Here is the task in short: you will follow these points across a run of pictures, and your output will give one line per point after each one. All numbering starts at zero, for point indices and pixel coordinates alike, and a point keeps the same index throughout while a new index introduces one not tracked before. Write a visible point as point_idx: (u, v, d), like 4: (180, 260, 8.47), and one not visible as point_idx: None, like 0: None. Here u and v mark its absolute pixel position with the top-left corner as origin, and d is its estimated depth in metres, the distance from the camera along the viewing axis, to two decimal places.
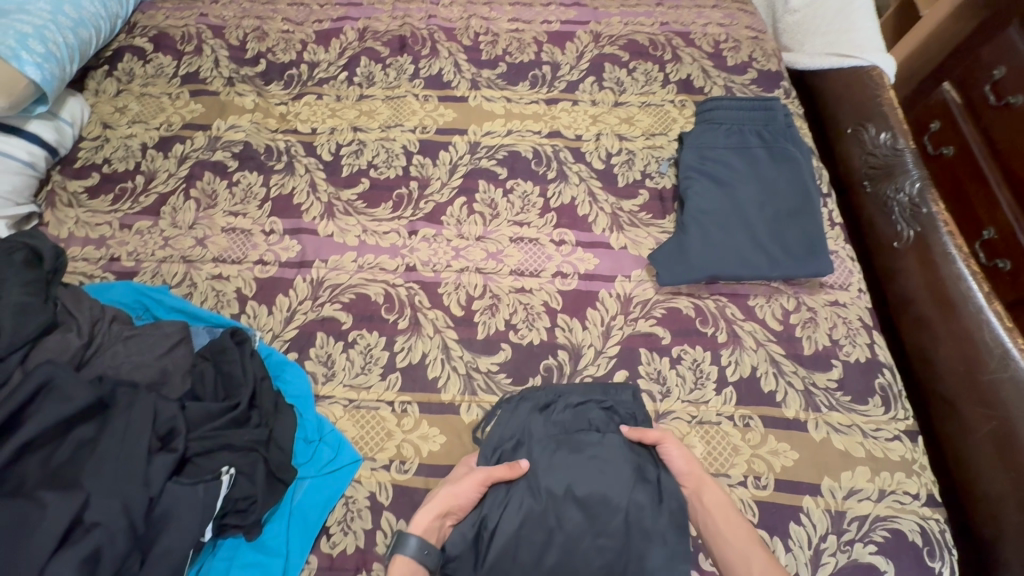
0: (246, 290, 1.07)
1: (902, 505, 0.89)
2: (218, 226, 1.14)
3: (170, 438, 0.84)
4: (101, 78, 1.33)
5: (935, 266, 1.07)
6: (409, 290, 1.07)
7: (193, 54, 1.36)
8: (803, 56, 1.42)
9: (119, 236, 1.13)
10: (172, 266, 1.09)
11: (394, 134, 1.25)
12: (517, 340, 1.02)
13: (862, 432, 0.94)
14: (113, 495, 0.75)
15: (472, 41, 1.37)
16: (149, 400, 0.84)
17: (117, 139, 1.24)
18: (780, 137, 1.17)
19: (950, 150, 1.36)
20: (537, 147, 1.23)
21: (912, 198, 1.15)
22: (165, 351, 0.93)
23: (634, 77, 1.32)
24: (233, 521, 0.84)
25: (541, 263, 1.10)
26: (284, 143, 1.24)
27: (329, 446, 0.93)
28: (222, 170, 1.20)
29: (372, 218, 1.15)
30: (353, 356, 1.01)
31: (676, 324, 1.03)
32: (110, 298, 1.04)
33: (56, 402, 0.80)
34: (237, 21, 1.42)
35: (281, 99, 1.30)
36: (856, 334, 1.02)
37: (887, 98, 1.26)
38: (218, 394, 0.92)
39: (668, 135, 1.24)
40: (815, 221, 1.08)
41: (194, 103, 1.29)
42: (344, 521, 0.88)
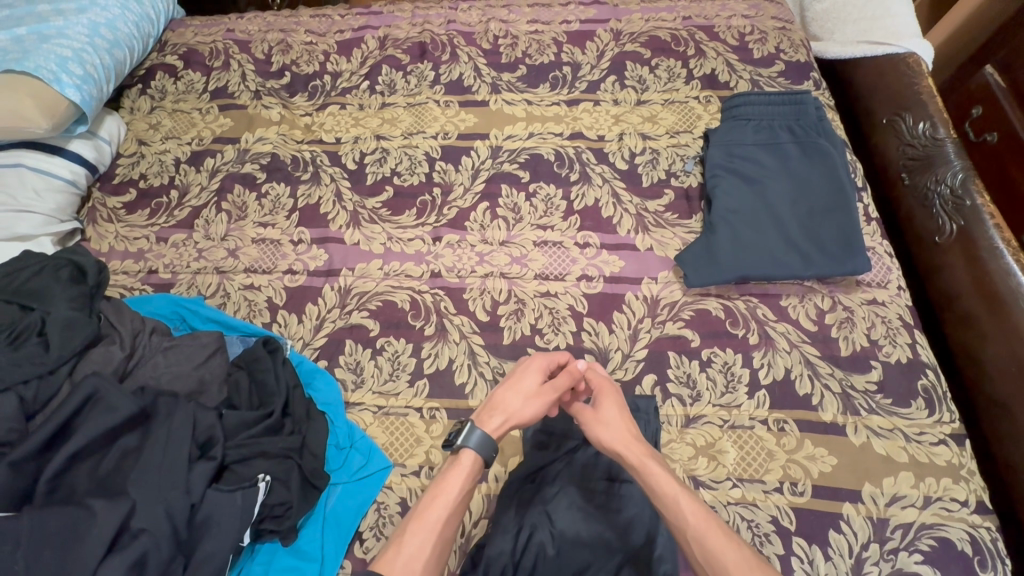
0: (277, 299, 1.09)
1: (949, 513, 0.85)
2: (249, 237, 1.17)
3: (209, 446, 0.86)
4: (136, 97, 1.38)
5: (981, 261, 1.02)
6: (435, 297, 1.07)
7: (221, 70, 1.40)
8: (833, 45, 1.37)
9: (156, 249, 1.17)
10: (206, 277, 1.13)
11: (416, 141, 1.26)
12: (543, 344, 1.02)
13: (904, 437, 0.91)
14: (157, 502, 0.78)
15: (491, 44, 1.37)
16: (189, 409, 0.87)
17: (152, 155, 1.29)
18: (811, 131, 1.14)
19: (994, 136, 1.28)
20: (559, 149, 1.22)
21: (954, 190, 1.10)
22: (202, 361, 0.96)
23: (656, 75, 1.30)
24: (270, 526, 0.86)
25: (566, 266, 1.09)
26: (309, 154, 1.26)
27: (360, 452, 0.95)
28: (251, 182, 1.23)
29: (396, 225, 1.16)
30: (381, 363, 1.02)
31: (705, 326, 1.01)
32: (148, 310, 1.07)
33: (103, 413, 0.84)
34: (262, 35, 1.45)
35: (306, 110, 1.33)
36: (897, 333, 0.99)
37: (926, 86, 1.21)
38: (252, 403, 0.94)
39: (693, 133, 1.22)
40: (851, 217, 1.04)
41: (223, 118, 1.33)
42: (376, 526, 0.89)
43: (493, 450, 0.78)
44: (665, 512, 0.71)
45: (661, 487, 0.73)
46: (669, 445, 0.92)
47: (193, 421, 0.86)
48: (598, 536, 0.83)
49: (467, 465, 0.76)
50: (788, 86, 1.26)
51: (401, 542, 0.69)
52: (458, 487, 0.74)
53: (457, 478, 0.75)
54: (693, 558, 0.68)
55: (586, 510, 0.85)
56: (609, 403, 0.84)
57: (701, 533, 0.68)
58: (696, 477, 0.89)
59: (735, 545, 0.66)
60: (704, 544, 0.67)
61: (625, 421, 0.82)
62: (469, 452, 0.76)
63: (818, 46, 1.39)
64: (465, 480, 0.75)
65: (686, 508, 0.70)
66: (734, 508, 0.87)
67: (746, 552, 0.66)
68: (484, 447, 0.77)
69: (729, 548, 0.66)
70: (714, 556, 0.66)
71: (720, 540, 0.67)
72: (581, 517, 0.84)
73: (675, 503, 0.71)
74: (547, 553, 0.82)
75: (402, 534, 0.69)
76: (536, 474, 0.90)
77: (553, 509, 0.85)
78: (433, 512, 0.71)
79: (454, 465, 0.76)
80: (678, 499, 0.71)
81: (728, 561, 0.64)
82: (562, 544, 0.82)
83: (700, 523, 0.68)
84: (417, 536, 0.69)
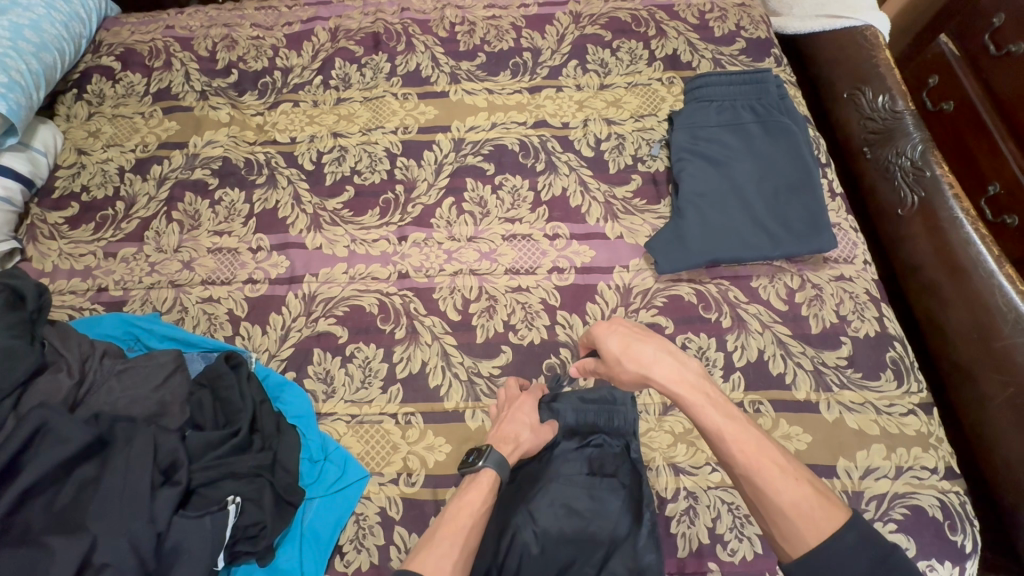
0: (239, 310, 1.05)
1: (920, 481, 0.88)
2: (204, 247, 1.11)
3: (172, 471, 0.83)
4: (71, 102, 1.29)
5: (941, 231, 1.04)
6: (404, 298, 1.04)
7: (162, 70, 1.32)
8: (792, 21, 1.35)
9: (105, 265, 1.10)
10: (161, 291, 1.07)
11: (375, 137, 1.21)
12: (517, 341, 1.00)
13: (875, 409, 0.92)
14: (120, 534, 0.75)
15: (448, 32, 1.33)
16: (148, 434, 0.83)
17: (93, 164, 1.21)
18: (774, 110, 1.13)
19: (949, 105, 1.29)
20: (523, 138, 1.19)
21: (914, 162, 1.11)
22: (161, 382, 0.91)
23: (618, 57, 1.27)
24: (244, 548, 0.83)
25: (536, 259, 1.07)
26: (263, 155, 1.20)
27: (335, 464, 0.92)
28: (202, 188, 1.17)
29: (359, 226, 1.12)
30: (352, 370, 0.99)
31: (678, 312, 1.01)
32: (99, 331, 1.02)
33: (54, 445, 0.80)
34: (205, 31, 1.37)
35: (257, 109, 1.26)
36: (864, 308, 1.00)
37: (883, 59, 1.22)
38: (218, 422, 0.90)
39: (658, 116, 1.20)
40: (816, 195, 1.04)
41: (168, 121, 1.26)
42: (357, 539, 0.87)
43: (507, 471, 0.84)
44: (718, 450, 0.73)
45: (714, 427, 0.73)
46: (649, 434, 0.92)
47: (153, 447, 0.82)
48: (580, 532, 0.82)
49: (485, 483, 0.82)
50: (749, 64, 1.25)
51: (430, 544, 0.73)
52: (480, 499, 0.79)
53: (479, 493, 0.80)
54: (745, 493, 0.71)
55: (565, 508, 0.84)
56: (636, 341, 0.82)
57: (753, 472, 0.70)
58: (675, 463, 0.90)
59: (789, 482, 0.69)
60: (755, 483, 0.69)
61: (644, 347, 0.81)
62: (488, 469, 0.82)
63: (778, 21, 1.37)
64: (486, 496, 0.80)
65: (738, 449, 0.71)
66: (715, 492, 0.87)
67: (800, 488, 0.68)
68: (501, 466, 0.83)
69: (782, 489, 0.68)
70: (767, 494, 0.68)
71: (772, 479, 0.69)
72: (562, 514, 0.84)
73: (724, 441, 0.72)
74: (529, 554, 0.81)
75: (431, 538, 0.74)
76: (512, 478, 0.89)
77: (534, 508, 0.84)
78: (460, 525, 0.75)
79: (474, 481, 0.82)
80: (727, 438, 0.72)
81: (783, 500, 0.67)
82: (544, 544, 0.81)
83: (750, 462, 0.70)
84: (445, 541, 0.73)
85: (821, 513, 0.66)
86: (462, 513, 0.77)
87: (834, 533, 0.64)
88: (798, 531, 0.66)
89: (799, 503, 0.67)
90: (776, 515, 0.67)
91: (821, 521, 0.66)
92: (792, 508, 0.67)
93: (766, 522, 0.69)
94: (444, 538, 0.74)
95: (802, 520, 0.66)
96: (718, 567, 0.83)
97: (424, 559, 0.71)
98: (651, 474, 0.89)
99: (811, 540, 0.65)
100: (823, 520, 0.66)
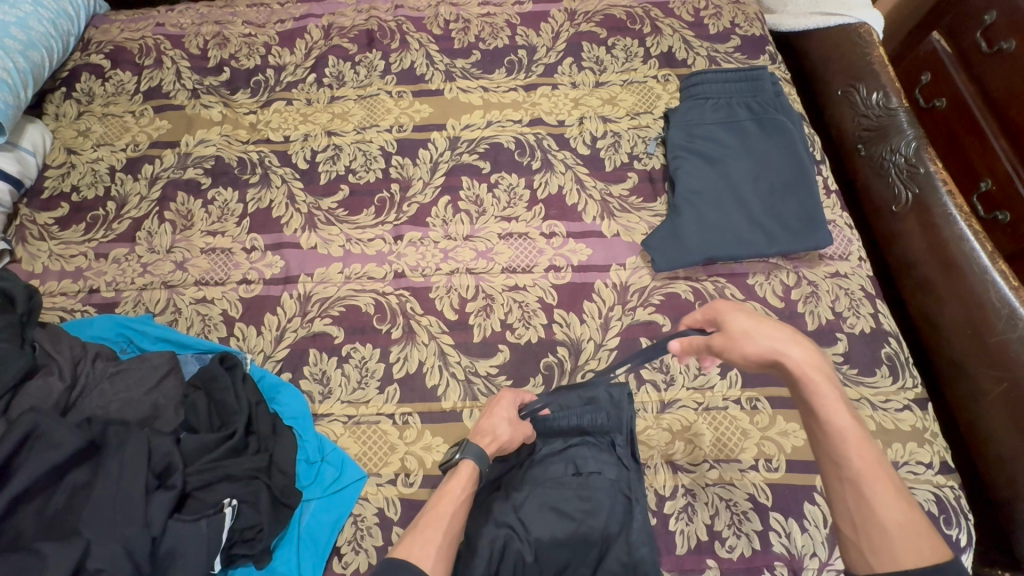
0: (233, 311, 1.04)
1: (915, 476, 0.88)
2: (197, 247, 1.10)
3: (167, 474, 0.82)
4: (60, 101, 1.27)
5: (936, 227, 1.04)
6: (400, 298, 1.04)
7: (153, 68, 1.30)
8: (786, 18, 1.37)
9: (96, 266, 1.09)
10: (154, 292, 1.06)
11: (369, 136, 1.20)
12: (514, 340, 1.00)
13: (870, 405, 0.93)
14: (114, 539, 0.74)
15: (442, 30, 1.32)
16: (142, 437, 0.82)
17: (83, 164, 1.19)
18: (769, 108, 1.13)
19: (942, 102, 1.30)
20: (518, 136, 1.18)
21: (908, 158, 1.11)
22: (155, 384, 0.91)
23: (614, 55, 1.27)
24: (240, 550, 0.82)
25: (533, 258, 1.07)
26: (256, 154, 1.19)
27: (332, 465, 0.91)
28: (195, 188, 1.16)
29: (355, 226, 1.11)
30: (348, 370, 0.98)
31: (675, 310, 1.01)
32: (91, 334, 1.00)
33: (46, 450, 0.79)
34: (196, 28, 1.36)
35: (249, 108, 1.25)
36: (859, 304, 1.00)
37: (877, 55, 1.22)
38: (212, 424, 0.89)
39: (653, 113, 1.20)
40: (812, 192, 1.05)
41: (159, 120, 1.24)
42: (355, 540, 0.86)
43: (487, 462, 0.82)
44: (829, 449, 0.66)
45: (837, 425, 0.66)
46: (646, 433, 0.93)
47: (148, 450, 0.81)
48: (577, 531, 0.82)
49: (466, 474, 0.80)
50: (744, 61, 1.25)
51: (412, 534, 0.72)
52: (460, 489, 0.78)
53: (459, 483, 0.79)
54: (840, 498, 0.65)
55: (563, 507, 0.84)
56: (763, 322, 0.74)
57: (864, 479, 0.63)
58: (673, 461, 0.90)
59: (900, 501, 0.62)
60: (862, 490, 0.63)
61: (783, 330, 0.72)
62: (467, 460, 0.81)
63: (772, 19, 1.40)
64: (465, 485, 0.79)
65: (854, 452, 0.64)
66: (713, 489, 0.88)
67: (912, 511, 0.61)
68: (480, 457, 0.82)
69: (889, 504, 0.61)
70: (871, 505, 0.62)
71: (884, 493, 0.62)
72: (560, 513, 0.84)
73: (842, 441, 0.65)
74: (527, 554, 0.81)
75: (413, 528, 0.73)
76: (511, 478, 0.89)
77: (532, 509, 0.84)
78: (440, 513, 0.75)
79: (454, 473, 0.81)
80: (850, 439, 0.65)
81: (887, 515, 0.61)
82: (542, 543, 0.81)
83: (865, 469, 0.63)
84: (428, 529, 0.72)
85: (930, 542, 0.59)
86: (442, 503, 0.76)
87: (940, 565, 0.57)
88: (897, 549, 0.59)
89: (907, 522, 0.60)
90: (877, 527, 0.61)
91: (931, 548, 0.59)
92: (897, 525, 0.60)
93: (858, 533, 0.63)
94: (426, 527, 0.73)
95: (906, 540, 0.59)
96: (717, 564, 0.83)
97: (407, 547, 0.70)
98: (649, 472, 0.89)
99: (909, 563, 0.58)
100: (928, 548, 0.59)
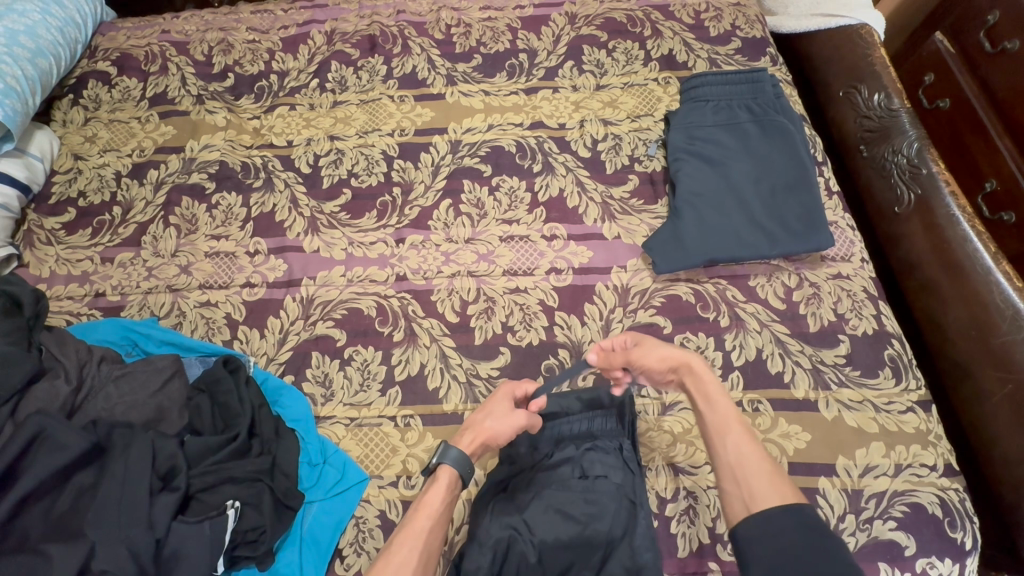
0: (236, 315, 1.05)
1: (919, 478, 0.88)
2: (202, 251, 1.11)
3: (171, 476, 0.82)
4: (68, 108, 1.29)
5: (938, 228, 1.04)
6: (402, 301, 1.04)
7: (158, 74, 1.32)
8: (786, 20, 1.38)
9: (102, 271, 1.10)
10: (158, 296, 1.07)
11: (371, 140, 1.21)
12: (516, 342, 1.00)
13: (873, 407, 0.92)
14: (118, 541, 0.75)
15: (444, 34, 1.33)
16: (146, 439, 0.83)
17: (90, 169, 1.21)
18: (770, 109, 1.13)
19: (946, 102, 1.30)
20: (520, 139, 1.19)
21: (910, 159, 1.11)
22: (159, 387, 0.91)
23: (614, 58, 1.27)
24: (243, 552, 0.83)
25: (534, 260, 1.07)
26: (260, 159, 1.20)
27: (334, 467, 0.92)
28: (200, 193, 1.17)
29: (357, 229, 1.12)
30: (350, 373, 0.99)
31: (676, 312, 1.01)
32: (97, 337, 1.01)
33: (52, 452, 0.80)
34: (201, 35, 1.37)
35: (253, 113, 1.26)
36: (862, 306, 1.00)
37: (879, 56, 1.21)
38: (216, 426, 0.90)
39: (654, 116, 1.20)
40: (813, 193, 1.05)
41: (165, 125, 1.26)
42: (357, 542, 0.87)
43: (470, 465, 0.82)
44: (712, 423, 0.73)
45: (718, 401, 0.74)
46: (647, 435, 0.93)
47: (152, 452, 0.82)
48: (579, 532, 0.82)
49: (446, 480, 0.80)
50: (745, 63, 1.25)
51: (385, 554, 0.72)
52: (439, 499, 0.78)
53: (438, 491, 0.78)
54: (722, 462, 0.69)
55: (564, 510, 0.84)
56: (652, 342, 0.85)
57: (741, 444, 0.69)
58: (675, 464, 0.90)
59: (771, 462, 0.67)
60: (741, 452, 0.68)
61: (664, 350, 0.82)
62: (446, 466, 0.80)
63: (773, 21, 1.40)
64: (446, 493, 0.78)
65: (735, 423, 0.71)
66: (715, 491, 0.87)
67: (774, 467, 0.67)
68: (459, 461, 0.81)
69: (760, 461, 0.67)
70: (748, 462, 0.67)
71: (755, 454, 0.68)
72: (559, 513, 0.83)
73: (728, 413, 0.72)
74: (528, 556, 0.81)
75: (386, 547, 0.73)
76: (512, 481, 0.89)
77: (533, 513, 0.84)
78: (418, 523, 0.75)
79: (435, 480, 0.80)
80: (728, 415, 0.72)
81: (762, 470, 0.66)
82: (543, 545, 0.81)
83: (744, 437, 0.69)
84: (403, 547, 0.72)
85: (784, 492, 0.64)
86: (419, 515, 0.76)
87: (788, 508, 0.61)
88: (766, 494, 0.63)
89: (764, 468, 0.66)
90: (746, 479, 0.65)
91: (787, 494, 0.63)
92: (764, 476, 0.65)
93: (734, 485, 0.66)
94: (402, 544, 0.73)
95: (770, 485, 0.64)
96: (718, 567, 0.83)
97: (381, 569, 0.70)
98: (651, 474, 0.89)
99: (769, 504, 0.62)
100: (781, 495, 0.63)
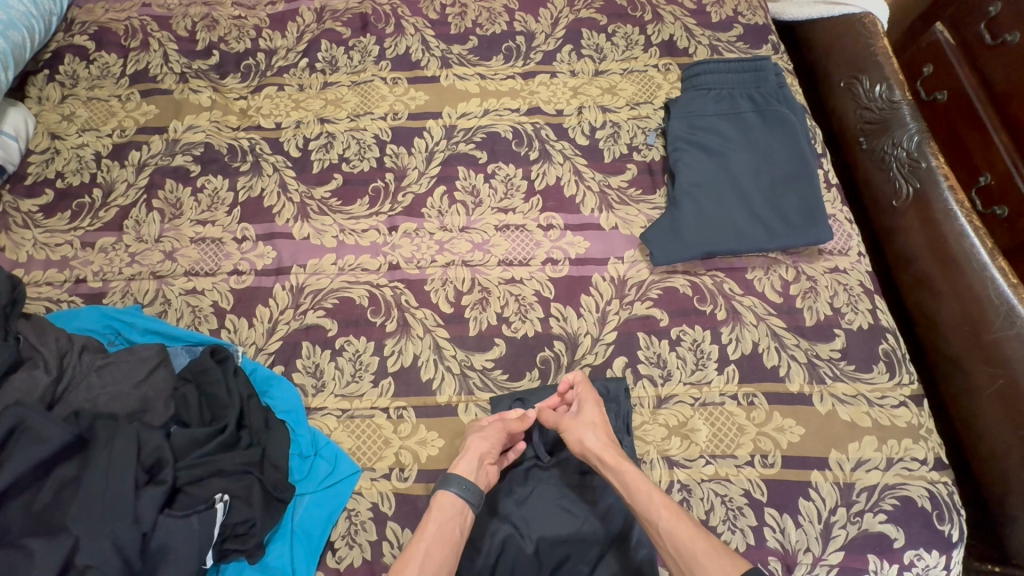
0: (224, 303, 1.02)
1: (910, 472, 0.88)
2: (187, 237, 1.08)
3: (157, 469, 0.80)
4: (43, 84, 1.23)
5: (936, 222, 1.03)
6: (395, 290, 1.02)
7: (139, 50, 1.26)
8: (790, 6, 1.35)
9: (82, 256, 1.06)
10: (142, 283, 1.04)
11: (363, 124, 1.17)
12: (510, 334, 0.99)
13: (867, 402, 0.93)
14: (103, 535, 0.73)
15: (438, 14, 1.28)
16: (130, 431, 0.81)
17: (68, 150, 1.16)
18: (772, 99, 1.12)
19: (944, 95, 1.29)
20: (516, 126, 1.16)
21: (910, 153, 1.10)
22: (144, 377, 0.89)
23: (614, 43, 1.24)
24: (233, 546, 0.81)
25: (530, 250, 1.05)
26: (247, 141, 1.16)
27: (326, 459, 0.90)
28: (184, 175, 1.13)
29: (349, 216, 1.08)
30: (342, 364, 0.97)
31: (673, 304, 1.00)
32: (77, 325, 0.98)
33: (31, 444, 0.77)
34: (184, 9, 1.31)
35: (239, 93, 1.22)
36: (858, 300, 1.00)
37: (882, 47, 1.19)
38: (204, 418, 0.88)
39: (653, 104, 1.18)
40: (814, 186, 1.04)
41: (147, 105, 1.21)
42: (348, 535, 0.86)
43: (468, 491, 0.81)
44: (639, 508, 0.77)
45: (639, 488, 0.77)
46: (642, 428, 0.92)
47: (137, 445, 0.79)
48: (576, 528, 0.83)
49: (447, 503, 0.81)
50: (747, 50, 1.23)
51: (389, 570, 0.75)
52: (434, 523, 0.78)
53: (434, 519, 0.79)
54: (664, 549, 0.75)
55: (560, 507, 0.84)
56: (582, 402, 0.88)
57: (674, 526, 0.74)
58: (669, 456, 0.90)
59: (694, 530, 0.74)
60: (676, 537, 0.73)
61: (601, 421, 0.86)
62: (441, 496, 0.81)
63: (776, 7, 1.37)
64: (440, 516, 0.79)
65: (658, 503, 0.76)
66: (708, 484, 0.87)
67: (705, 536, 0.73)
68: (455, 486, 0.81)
69: (698, 538, 0.73)
70: (684, 545, 0.72)
71: (689, 531, 0.73)
72: (559, 509, 0.84)
73: (647, 496, 0.76)
74: (524, 548, 0.81)
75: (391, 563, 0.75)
76: (508, 473, 0.89)
77: (528, 511, 0.84)
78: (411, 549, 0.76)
79: (434, 505, 0.81)
80: (652, 496, 0.76)
81: (696, 550, 0.71)
82: (540, 538, 0.82)
83: (673, 520, 0.74)
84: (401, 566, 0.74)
85: (727, 556, 0.71)
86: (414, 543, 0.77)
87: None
88: (708, 573, 0.69)
89: (697, 547, 0.72)
90: (692, 565, 0.71)
91: (729, 565, 0.70)
92: (705, 556, 0.71)
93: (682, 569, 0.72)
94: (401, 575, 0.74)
95: (713, 562, 0.70)
96: None
97: None
98: (645, 467, 0.89)
99: None
100: (727, 564, 0.70)
